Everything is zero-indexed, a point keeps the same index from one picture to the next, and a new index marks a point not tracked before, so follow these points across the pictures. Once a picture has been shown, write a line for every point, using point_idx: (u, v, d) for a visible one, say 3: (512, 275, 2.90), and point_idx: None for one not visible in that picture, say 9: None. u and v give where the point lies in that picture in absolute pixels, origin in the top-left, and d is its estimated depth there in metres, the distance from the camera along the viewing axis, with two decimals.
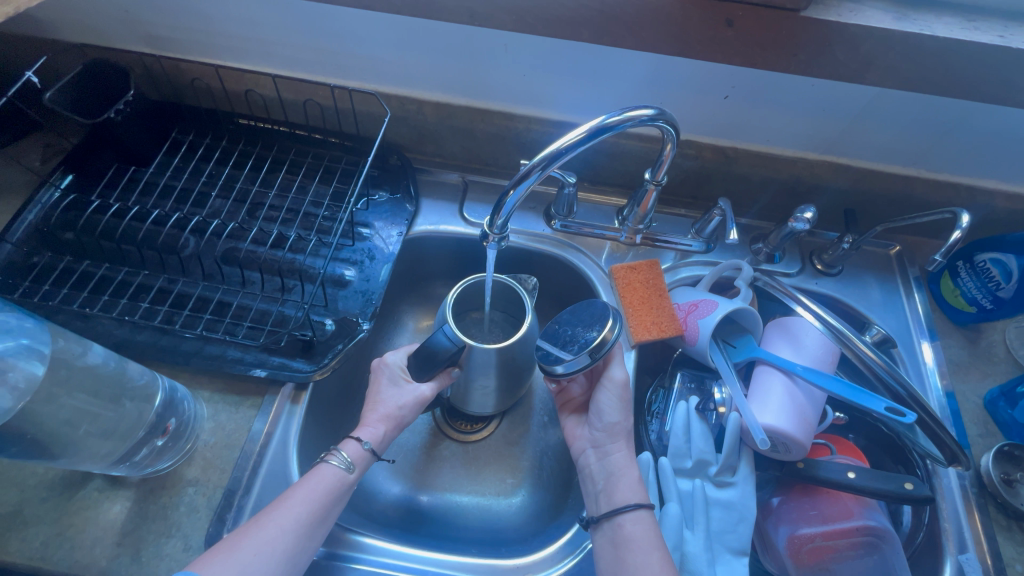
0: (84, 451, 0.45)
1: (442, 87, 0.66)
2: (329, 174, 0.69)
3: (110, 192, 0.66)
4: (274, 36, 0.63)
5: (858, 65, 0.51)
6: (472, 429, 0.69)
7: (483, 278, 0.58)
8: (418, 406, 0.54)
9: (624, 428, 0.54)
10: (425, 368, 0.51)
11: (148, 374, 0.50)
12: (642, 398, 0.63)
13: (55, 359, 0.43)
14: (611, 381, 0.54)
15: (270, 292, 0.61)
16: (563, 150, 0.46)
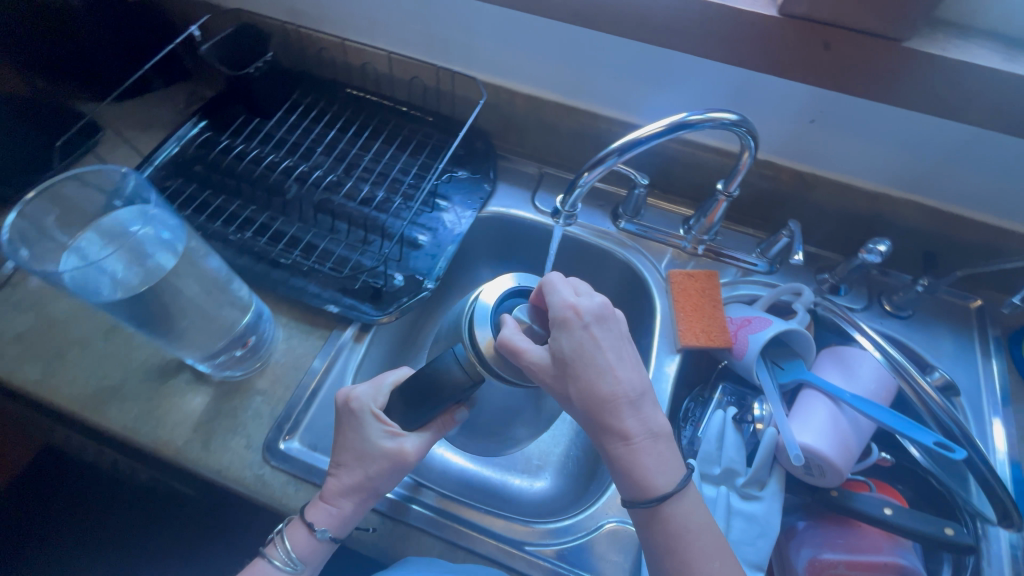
0: (182, 338, 0.52)
1: (535, 81, 0.71)
2: (419, 148, 0.75)
3: (234, 136, 0.76)
4: (395, 18, 0.71)
5: (956, 103, 0.51)
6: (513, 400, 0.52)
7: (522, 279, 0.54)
8: (394, 469, 0.47)
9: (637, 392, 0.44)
10: (409, 420, 0.46)
11: (247, 290, 0.57)
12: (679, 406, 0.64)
13: (183, 255, 0.49)
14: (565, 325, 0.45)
15: (353, 242, 0.68)
16: (642, 140, 0.50)
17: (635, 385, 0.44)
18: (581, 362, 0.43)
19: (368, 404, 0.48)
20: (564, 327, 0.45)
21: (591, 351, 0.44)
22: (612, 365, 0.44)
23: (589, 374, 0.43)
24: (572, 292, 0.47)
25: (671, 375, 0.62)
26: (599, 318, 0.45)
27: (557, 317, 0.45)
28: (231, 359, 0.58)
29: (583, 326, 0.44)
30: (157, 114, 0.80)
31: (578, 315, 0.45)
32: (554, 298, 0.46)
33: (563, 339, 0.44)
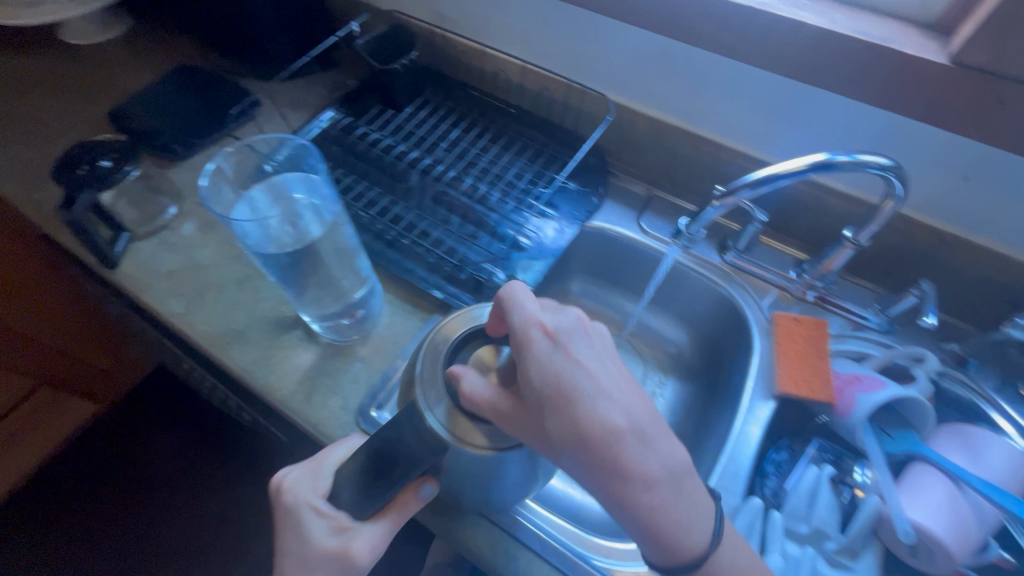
0: (308, 297, 0.57)
1: (660, 104, 0.71)
2: (535, 155, 0.78)
3: (368, 123, 0.82)
4: (533, 31, 0.75)
5: None
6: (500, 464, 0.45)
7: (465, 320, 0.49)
8: (341, 569, 0.45)
9: (638, 424, 0.40)
10: (357, 507, 0.44)
11: (366, 269, 0.61)
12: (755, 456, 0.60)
13: (330, 224, 0.54)
14: (532, 346, 0.41)
15: (463, 235, 0.71)
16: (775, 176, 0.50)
17: (635, 414, 0.41)
18: (565, 390, 0.40)
19: (305, 496, 0.46)
20: (534, 352, 0.41)
21: (572, 372, 0.41)
22: (603, 390, 0.41)
23: (577, 403, 0.39)
24: (534, 306, 0.44)
25: (761, 419, 0.59)
26: (571, 334, 0.43)
27: (521, 340, 0.42)
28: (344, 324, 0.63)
29: (556, 347, 0.41)
30: (303, 96, 0.88)
31: (543, 332, 0.42)
32: (514, 315, 0.43)
33: (535, 365, 0.41)
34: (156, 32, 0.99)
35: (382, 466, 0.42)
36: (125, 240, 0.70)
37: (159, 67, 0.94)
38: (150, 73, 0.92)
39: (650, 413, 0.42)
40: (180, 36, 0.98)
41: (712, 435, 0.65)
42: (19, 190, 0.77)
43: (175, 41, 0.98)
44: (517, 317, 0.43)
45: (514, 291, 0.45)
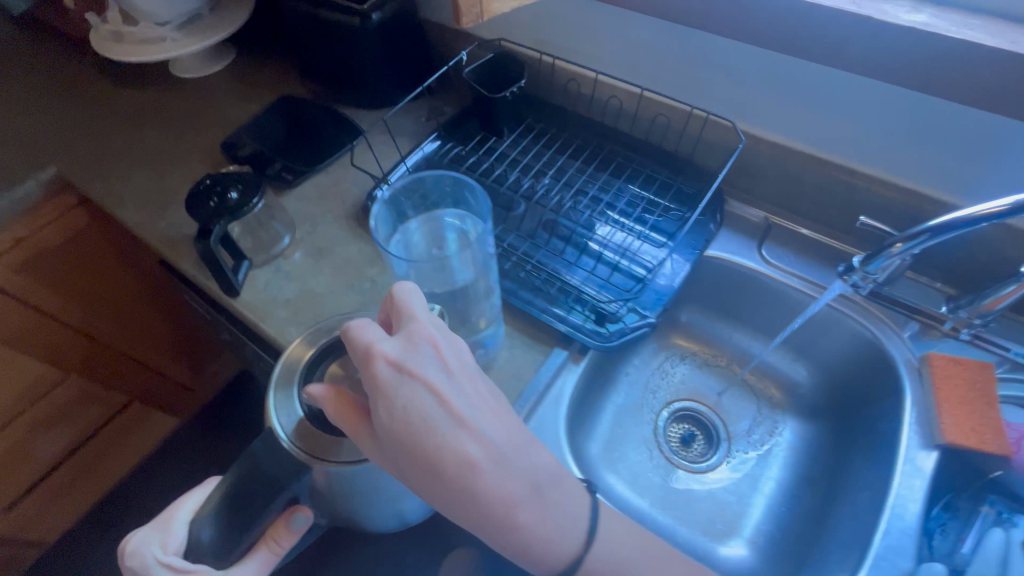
0: None
1: (788, 129, 0.68)
2: (648, 181, 0.75)
3: (472, 150, 0.82)
4: (649, 56, 0.73)
5: None
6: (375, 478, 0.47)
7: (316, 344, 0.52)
8: None
9: (498, 447, 0.42)
10: (216, 554, 0.46)
11: (495, 313, 0.56)
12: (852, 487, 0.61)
13: (483, 272, 0.52)
14: (378, 379, 0.40)
15: (579, 266, 0.69)
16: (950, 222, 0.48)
17: (493, 440, 0.42)
18: (418, 426, 0.40)
19: (155, 552, 0.49)
20: (383, 390, 0.40)
21: (423, 406, 0.40)
22: (458, 419, 0.41)
23: (430, 438, 0.40)
24: (380, 336, 0.42)
25: (925, 471, 0.54)
26: (422, 365, 0.42)
27: (370, 378, 0.40)
28: None
29: (407, 381, 0.40)
30: (402, 123, 0.89)
31: (390, 363, 0.41)
32: (359, 349, 0.41)
33: (385, 404, 0.40)
34: (259, 64, 1.03)
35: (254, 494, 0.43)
36: (246, 268, 0.72)
37: (264, 98, 0.97)
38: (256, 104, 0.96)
39: (512, 434, 0.43)
40: (282, 68, 1.02)
41: (861, 486, 0.60)
42: (142, 218, 0.81)
43: (277, 72, 1.02)
44: (360, 350, 0.41)
45: (359, 319, 0.43)
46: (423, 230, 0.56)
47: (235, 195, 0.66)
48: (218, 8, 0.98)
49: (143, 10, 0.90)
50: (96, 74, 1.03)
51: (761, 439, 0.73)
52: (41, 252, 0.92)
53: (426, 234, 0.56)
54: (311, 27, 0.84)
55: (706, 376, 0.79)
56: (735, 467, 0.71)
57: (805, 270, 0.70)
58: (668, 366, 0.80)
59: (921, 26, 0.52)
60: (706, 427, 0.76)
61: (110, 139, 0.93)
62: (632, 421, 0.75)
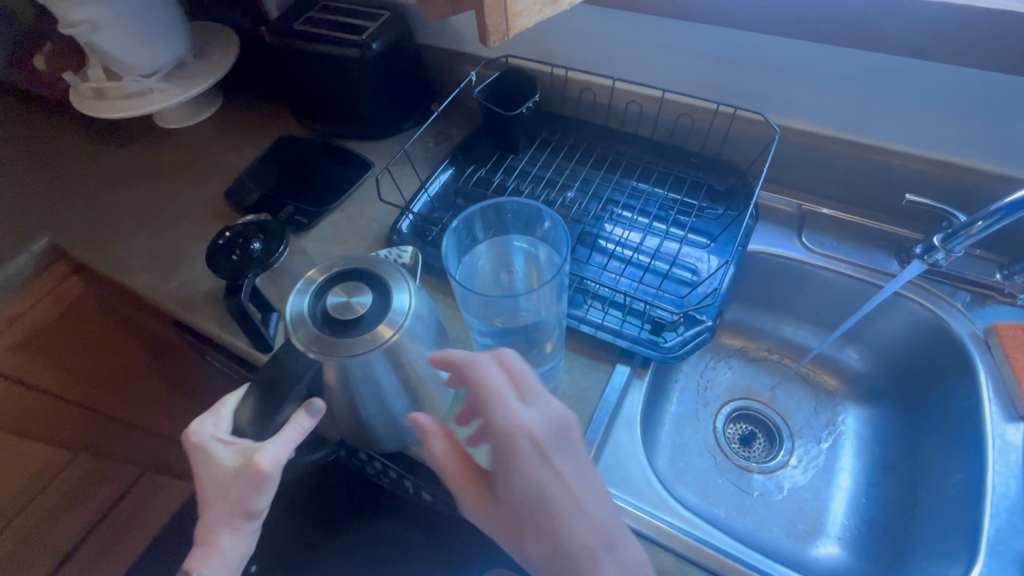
0: None
1: (814, 115, 0.67)
2: (677, 183, 0.74)
3: (491, 170, 0.80)
4: (661, 57, 0.72)
5: None
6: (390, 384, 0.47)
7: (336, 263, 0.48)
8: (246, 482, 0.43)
9: (610, 536, 0.39)
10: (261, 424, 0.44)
11: (557, 346, 0.54)
12: (934, 468, 0.60)
13: (553, 311, 0.49)
14: (512, 451, 0.39)
15: (624, 275, 0.67)
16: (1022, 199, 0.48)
17: (605, 527, 0.40)
18: (549, 506, 0.39)
19: (204, 431, 0.45)
20: (518, 461, 0.39)
21: (556, 487, 0.39)
22: (585, 503, 0.39)
23: (552, 517, 0.39)
24: (517, 402, 0.41)
25: (1016, 445, 0.54)
26: (558, 442, 0.40)
27: (507, 447, 0.39)
28: None
29: (544, 457, 0.39)
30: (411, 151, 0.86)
31: (526, 436, 0.40)
32: (498, 414, 0.40)
33: (520, 477, 0.39)
34: (250, 107, 1.00)
35: (269, 388, 0.43)
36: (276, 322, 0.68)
37: (262, 140, 0.94)
38: (255, 148, 0.93)
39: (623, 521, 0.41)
40: (276, 108, 0.98)
41: (947, 466, 0.59)
42: (152, 281, 0.76)
43: (270, 112, 0.98)
44: (498, 419, 0.40)
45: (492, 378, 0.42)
46: (490, 253, 0.53)
47: (258, 247, 0.63)
48: (202, 54, 0.95)
49: (125, 63, 0.86)
50: (78, 136, 0.98)
51: (825, 430, 0.72)
52: (36, 329, 0.85)
53: (490, 261, 0.53)
54: (307, 63, 0.81)
55: (757, 372, 0.78)
56: (805, 463, 0.70)
57: (849, 254, 0.69)
58: (717, 366, 0.78)
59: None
60: (765, 425, 0.74)
61: (101, 199, 0.88)
62: (690, 429, 0.72)
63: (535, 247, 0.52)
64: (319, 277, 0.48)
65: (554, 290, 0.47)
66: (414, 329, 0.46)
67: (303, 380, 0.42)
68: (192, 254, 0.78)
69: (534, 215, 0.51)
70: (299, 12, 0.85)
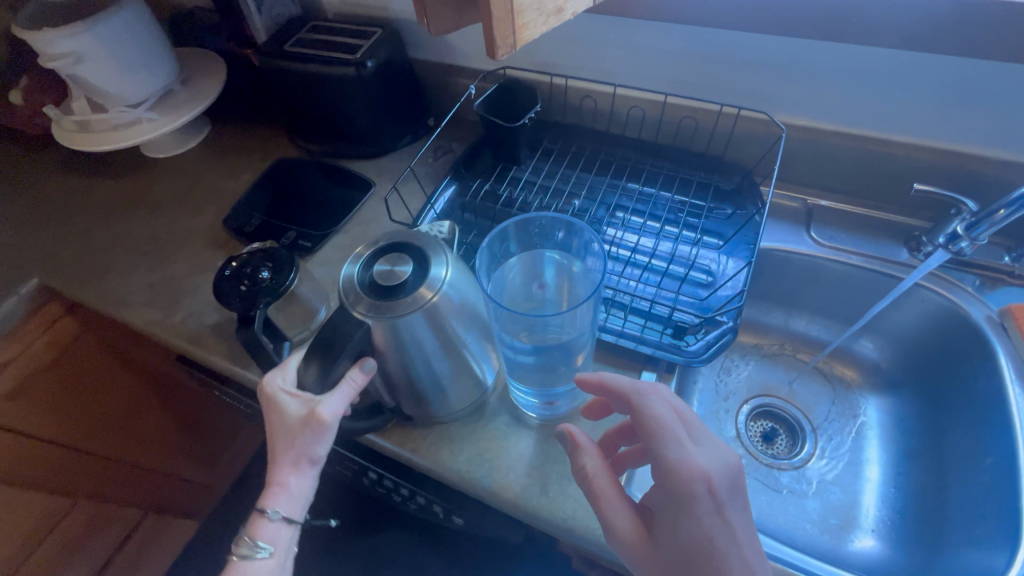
0: (520, 373, 0.53)
1: (814, 112, 0.68)
2: (684, 185, 0.74)
3: (495, 182, 0.79)
4: (659, 61, 0.72)
5: None
6: (434, 350, 0.49)
7: (384, 238, 0.49)
8: (312, 426, 0.46)
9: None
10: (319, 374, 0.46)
11: (584, 361, 0.53)
12: (961, 452, 0.61)
13: (583, 329, 0.48)
14: (687, 495, 0.40)
15: (640, 280, 0.67)
16: None
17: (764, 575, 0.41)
18: (713, 553, 0.40)
19: (276, 384, 0.48)
20: (691, 504, 0.40)
21: (721, 535, 0.40)
22: (748, 555, 0.40)
23: (718, 564, 0.40)
24: (689, 441, 0.41)
25: None
26: (729, 489, 0.41)
27: (682, 488, 0.40)
28: (547, 406, 0.57)
29: (716, 504, 0.40)
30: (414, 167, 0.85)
31: (702, 479, 0.40)
32: (672, 454, 0.40)
33: (690, 521, 0.40)
34: (241, 131, 0.98)
35: (325, 346, 0.44)
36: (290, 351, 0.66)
37: (257, 164, 0.92)
38: (250, 173, 0.91)
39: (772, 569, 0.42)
40: (268, 132, 0.97)
41: (977, 452, 0.59)
42: (154, 317, 0.73)
43: (263, 136, 0.97)
44: (672, 458, 0.40)
45: (662, 414, 0.43)
46: (521, 265, 0.53)
47: (266, 276, 0.61)
48: (189, 81, 0.92)
49: (111, 94, 0.83)
50: (63, 172, 0.95)
51: (846, 422, 0.72)
52: (29, 373, 0.82)
53: (521, 274, 0.52)
54: (302, 84, 0.80)
55: (774, 368, 0.78)
56: (831, 457, 0.70)
57: (859, 245, 0.70)
58: (734, 364, 0.78)
59: None
60: (787, 421, 0.74)
61: (93, 235, 0.85)
62: (714, 430, 0.72)
63: (569, 261, 0.51)
64: (366, 251, 0.49)
65: (587, 308, 0.46)
66: (455, 292, 0.47)
67: (354, 340, 0.44)
68: (194, 286, 0.76)
69: (568, 228, 0.50)
70: (289, 33, 0.84)
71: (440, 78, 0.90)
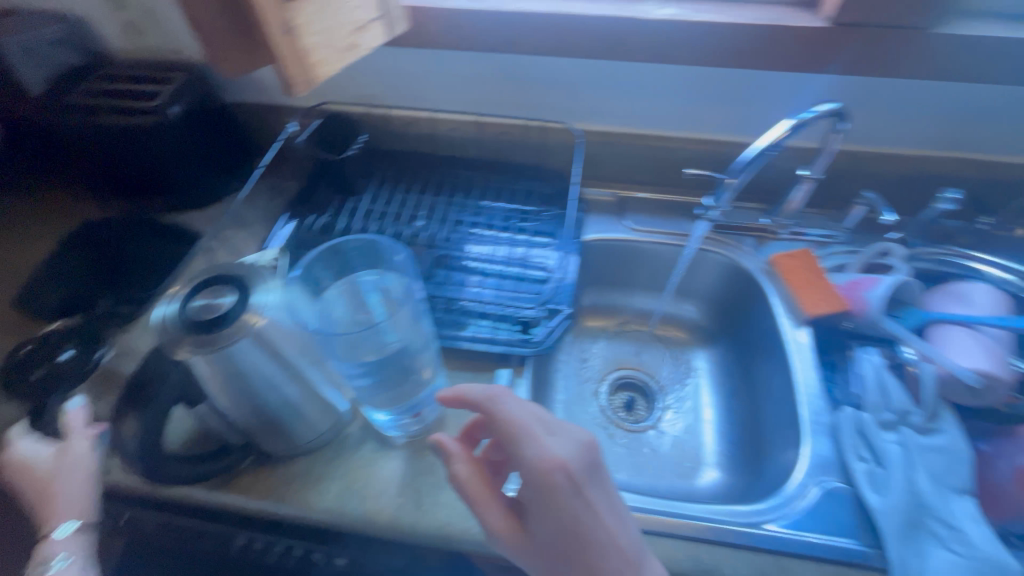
0: (374, 397, 0.52)
1: (605, 118, 0.79)
2: (512, 195, 0.80)
3: (335, 215, 0.78)
4: (467, 85, 0.78)
5: (969, 70, 0.63)
6: (272, 379, 0.48)
7: (201, 273, 0.48)
8: (71, 461, 0.52)
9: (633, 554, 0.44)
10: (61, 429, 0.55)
11: (433, 368, 0.55)
12: (763, 378, 0.74)
13: (416, 334, 0.51)
14: (547, 487, 0.42)
15: (486, 286, 0.71)
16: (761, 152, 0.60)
17: (634, 545, 0.44)
18: (580, 534, 0.42)
19: (23, 449, 0.54)
20: (554, 495, 0.42)
21: (587, 516, 0.42)
22: (612, 529, 0.43)
23: (587, 545, 0.42)
24: (544, 435, 0.45)
25: (805, 344, 0.68)
26: (587, 471, 0.44)
27: (542, 480, 0.42)
28: (411, 421, 0.59)
29: (576, 487, 0.42)
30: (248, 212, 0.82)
31: (560, 469, 0.42)
32: (529, 451, 0.43)
33: (554, 510, 0.42)
34: None
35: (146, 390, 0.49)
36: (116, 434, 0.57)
37: (56, 232, 0.81)
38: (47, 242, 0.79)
39: (640, 540, 0.46)
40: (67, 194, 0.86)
41: (768, 376, 0.72)
42: None
43: (61, 199, 0.85)
44: (527, 454, 0.43)
45: (514, 414, 0.46)
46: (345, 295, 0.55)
47: (67, 355, 0.63)
48: None
49: None
50: None
51: (685, 377, 0.83)
52: None
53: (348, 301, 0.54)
54: (95, 138, 0.72)
55: (622, 345, 0.87)
56: (677, 411, 0.80)
57: (662, 226, 0.81)
58: (589, 348, 0.86)
59: (675, 16, 0.64)
60: (641, 388, 0.83)
61: None
62: (580, 410, 0.79)
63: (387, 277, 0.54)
64: (182, 290, 0.46)
65: (411, 316, 0.51)
66: (287, 319, 0.47)
67: (171, 378, 0.48)
68: None
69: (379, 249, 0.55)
70: (69, 85, 0.76)
71: (263, 120, 0.88)
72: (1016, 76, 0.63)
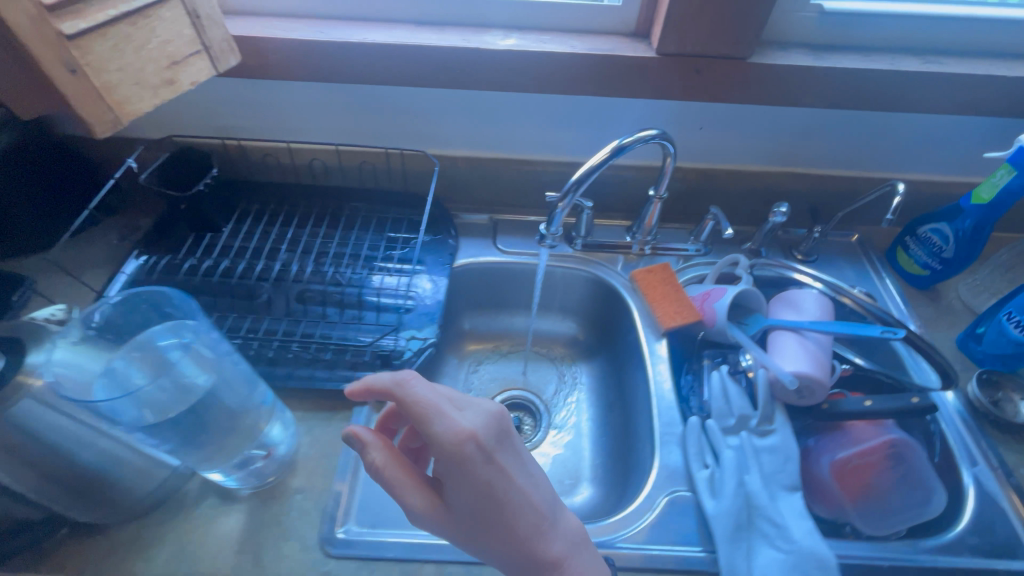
0: (198, 451, 0.48)
1: (471, 144, 0.80)
2: (381, 224, 0.79)
3: (190, 253, 0.74)
4: (327, 114, 0.77)
5: (785, 95, 0.69)
6: (71, 437, 0.44)
7: None
8: None
9: (547, 510, 0.46)
10: None
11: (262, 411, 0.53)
12: (631, 389, 0.76)
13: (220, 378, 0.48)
14: (462, 457, 0.42)
15: (348, 319, 0.70)
16: (586, 175, 0.62)
17: (547, 499, 0.46)
18: (497, 497, 0.43)
19: None
20: (467, 465, 0.42)
21: (502, 479, 0.44)
22: (527, 489, 0.45)
23: (507, 505, 0.44)
24: (452, 410, 0.44)
25: (663, 355, 0.71)
26: (496, 439, 0.45)
27: (455, 453, 0.42)
28: (253, 471, 0.55)
29: (488, 454, 0.43)
30: (94, 253, 0.76)
31: (472, 439, 0.43)
32: (441, 426, 0.43)
33: (470, 480, 0.42)
34: None
35: None
36: None
37: None
38: None
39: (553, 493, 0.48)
40: None
41: (635, 388, 0.74)
42: None
43: None
44: (441, 428, 0.43)
45: (424, 395, 0.45)
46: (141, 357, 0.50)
47: None
48: None
49: None
50: None
51: (568, 393, 0.84)
52: None
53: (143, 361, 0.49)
54: None
55: (508, 365, 0.87)
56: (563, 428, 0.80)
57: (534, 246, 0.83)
58: (473, 371, 0.85)
59: (515, 46, 0.66)
60: (529, 407, 0.83)
61: None
62: None
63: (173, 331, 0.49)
64: None
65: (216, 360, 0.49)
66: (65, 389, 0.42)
67: None
68: None
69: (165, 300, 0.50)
70: None
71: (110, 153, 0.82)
72: (824, 101, 0.69)
